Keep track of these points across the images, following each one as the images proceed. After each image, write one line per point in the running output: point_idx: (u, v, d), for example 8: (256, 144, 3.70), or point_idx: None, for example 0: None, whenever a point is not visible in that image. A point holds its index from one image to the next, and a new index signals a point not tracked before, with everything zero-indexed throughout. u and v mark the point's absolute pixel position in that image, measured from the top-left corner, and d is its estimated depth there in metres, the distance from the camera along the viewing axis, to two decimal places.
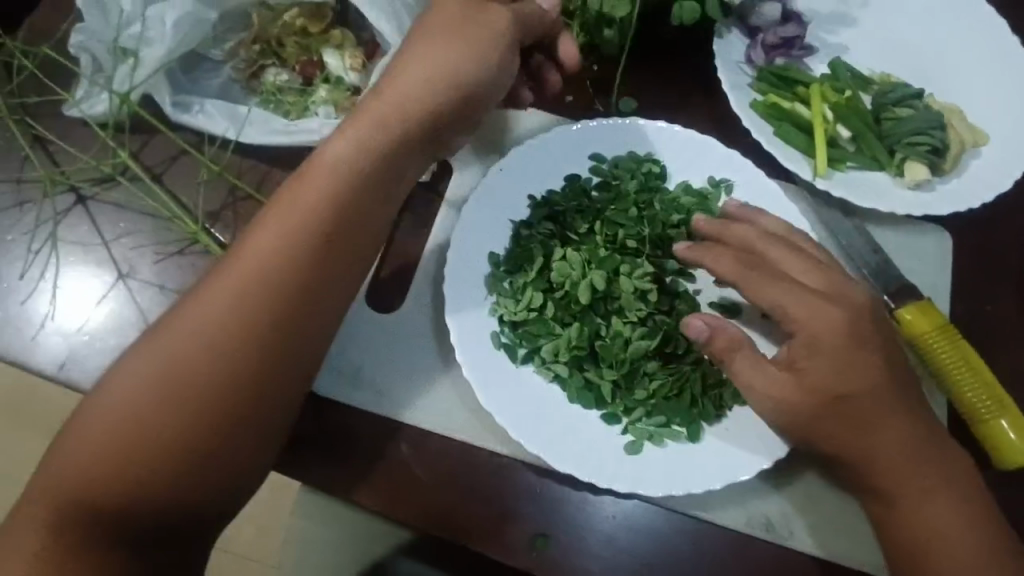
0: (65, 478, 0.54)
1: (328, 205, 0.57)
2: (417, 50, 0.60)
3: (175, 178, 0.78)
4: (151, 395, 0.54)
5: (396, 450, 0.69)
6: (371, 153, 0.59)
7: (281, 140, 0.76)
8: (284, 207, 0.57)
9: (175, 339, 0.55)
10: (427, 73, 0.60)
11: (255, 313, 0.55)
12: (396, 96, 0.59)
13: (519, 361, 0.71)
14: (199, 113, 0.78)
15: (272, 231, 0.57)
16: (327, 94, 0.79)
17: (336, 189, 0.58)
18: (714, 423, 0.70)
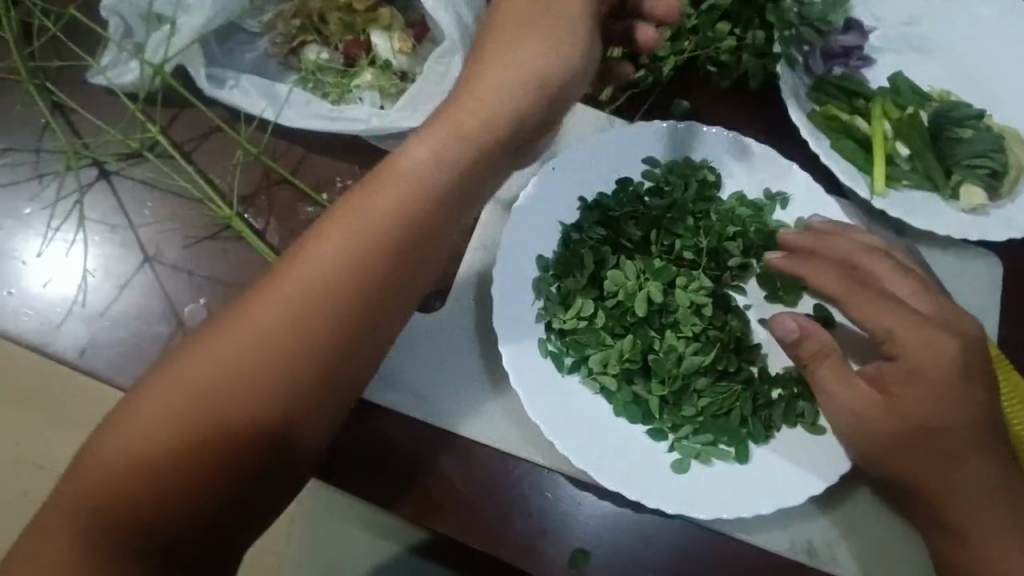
0: (95, 479, 0.49)
1: (398, 211, 0.53)
2: (497, 48, 0.56)
3: (207, 156, 0.73)
4: (190, 399, 0.49)
5: (433, 456, 0.66)
6: (445, 155, 0.54)
7: (322, 125, 0.72)
8: (352, 201, 0.53)
9: (222, 341, 0.50)
10: (508, 73, 0.56)
11: (314, 307, 0.51)
12: (475, 95, 0.55)
13: (565, 371, 0.68)
14: (235, 89, 0.73)
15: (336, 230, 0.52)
16: (372, 77, 0.75)
17: (406, 196, 0.53)
18: (762, 444, 0.67)
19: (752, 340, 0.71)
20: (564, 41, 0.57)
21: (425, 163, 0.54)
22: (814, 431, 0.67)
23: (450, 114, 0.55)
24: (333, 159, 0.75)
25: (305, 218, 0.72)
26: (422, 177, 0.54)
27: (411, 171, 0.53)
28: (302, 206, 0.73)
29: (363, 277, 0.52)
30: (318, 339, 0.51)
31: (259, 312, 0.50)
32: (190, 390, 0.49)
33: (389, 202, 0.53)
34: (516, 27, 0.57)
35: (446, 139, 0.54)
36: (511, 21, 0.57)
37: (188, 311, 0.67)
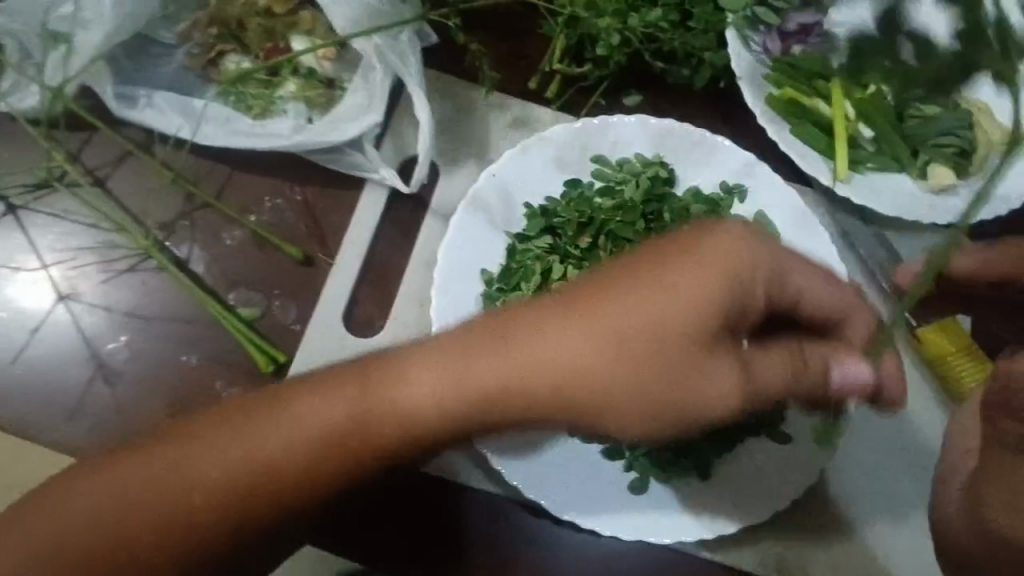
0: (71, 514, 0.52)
1: (382, 440, 0.53)
2: (560, 307, 0.54)
3: (122, 183, 0.68)
4: (164, 487, 0.52)
5: (386, 492, 0.65)
6: (455, 407, 0.53)
7: (244, 143, 0.68)
8: (371, 376, 0.53)
9: (227, 435, 0.53)
10: (573, 350, 0.54)
11: (314, 436, 0.52)
12: (518, 347, 0.53)
13: None
14: (148, 108, 0.68)
15: (346, 394, 0.53)
16: (297, 87, 0.70)
17: (403, 420, 0.53)
18: (724, 459, 0.64)
19: None
20: (605, 368, 0.54)
21: (430, 391, 0.53)
22: (781, 440, 0.63)
23: (478, 354, 0.53)
24: (258, 176, 0.70)
25: (231, 244, 0.68)
26: (413, 418, 0.53)
27: (422, 401, 0.53)
28: (227, 231, 0.68)
29: (352, 458, 0.53)
30: (293, 453, 0.52)
31: (259, 440, 0.52)
32: (165, 477, 0.53)
33: (387, 439, 0.53)
34: (613, 305, 0.54)
35: (451, 381, 0.53)
36: (586, 296, 0.55)
37: (109, 351, 0.64)
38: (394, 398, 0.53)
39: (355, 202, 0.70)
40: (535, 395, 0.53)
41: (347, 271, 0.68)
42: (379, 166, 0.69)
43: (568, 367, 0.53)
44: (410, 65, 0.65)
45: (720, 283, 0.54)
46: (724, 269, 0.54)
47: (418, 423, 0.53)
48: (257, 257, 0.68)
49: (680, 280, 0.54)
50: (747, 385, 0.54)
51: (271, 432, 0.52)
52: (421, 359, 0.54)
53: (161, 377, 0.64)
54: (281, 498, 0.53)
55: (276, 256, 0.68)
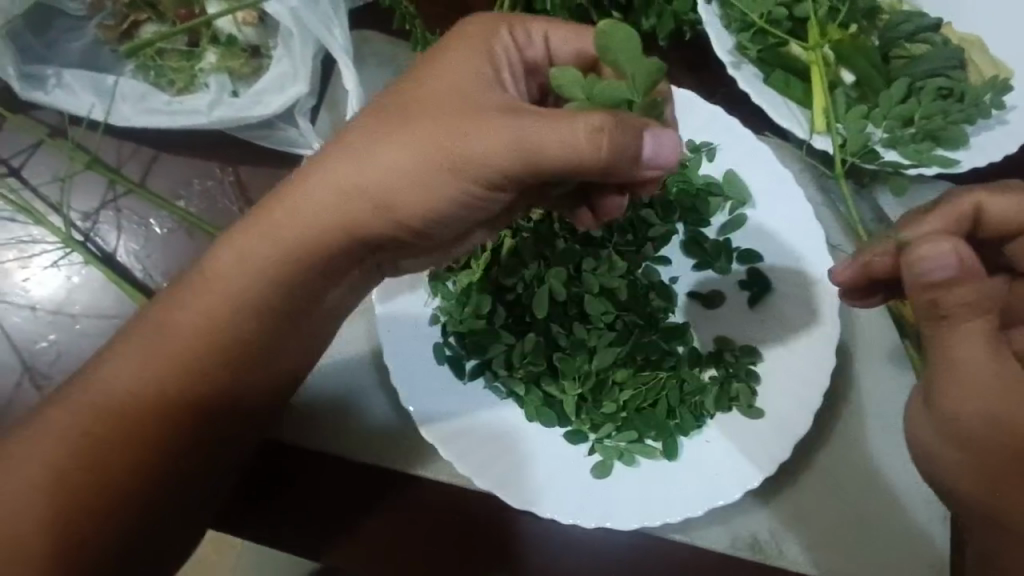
0: None
1: (226, 301, 0.51)
2: (364, 130, 0.49)
3: (40, 172, 0.64)
4: (54, 464, 0.49)
5: (313, 482, 0.61)
6: (264, 261, 0.50)
7: (164, 122, 0.63)
8: (206, 292, 0.51)
9: (71, 412, 0.50)
10: (387, 164, 0.48)
11: (168, 365, 0.51)
12: (294, 195, 0.50)
13: (467, 377, 0.61)
14: (58, 89, 0.63)
15: (196, 305, 0.51)
16: (217, 57, 0.64)
17: (220, 287, 0.51)
18: (694, 436, 0.61)
19: (679, 320, 0.64)
20: (452, 128, 0.46)
21: (233, 258, 0.51)
22: (751, 415, 0.61)
23: (277, 209, 0.50)
24: (183, 158, 0.65)
25: (161, 233, 0.64)
26: (256, 285, 0.51)
27: (234, 267, 0.51)
28: (155, 218, 0.64)
29: (204, 372, 0.52)
30: (138, 395, 0.50)
31: (118, 358, 0.51)
32: (59, 462, 0.49)
33: (231, 319, 0.52)
34: (403, 121, 0.48)
35: (267, 243, 0.50)
36: (382, 117, 0.49)
37: (36, 351, 0.60)
38: (223, 277, 0.51)
39: (291, 182, 0.66)
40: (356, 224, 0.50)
41: None
42: (312, 140, 0.64)
43: (397, 197, 0.48)
44: (332, 28, 0.60)
45: (543, 123, 0.44)
46: (543, 117, 0.44)
47: (237, 288, 0.51)
48: (188, 244, 0.64)
49: (448, 66, 0.49)
50: (530, 152, 0.44)
51: (117, 399, 0.50)
52: (237, 226, 0.52)
53: None
54: (171, 416, 0.51)
55: (208, 245, 0.64)
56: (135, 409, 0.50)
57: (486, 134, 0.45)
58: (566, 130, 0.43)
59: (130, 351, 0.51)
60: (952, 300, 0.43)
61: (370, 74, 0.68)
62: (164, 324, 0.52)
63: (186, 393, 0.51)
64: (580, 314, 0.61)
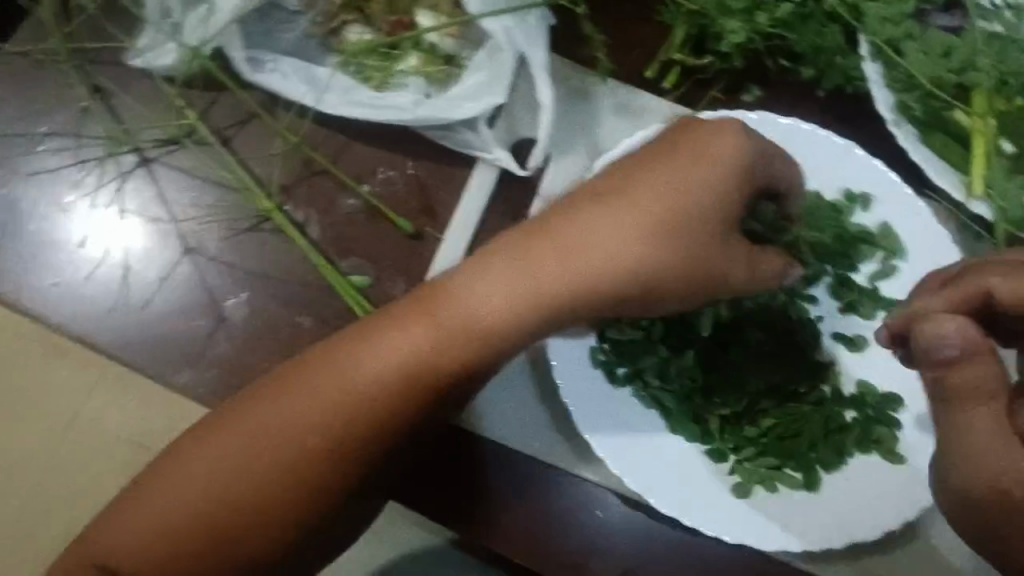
0: (183, 472, 0.54)
1: (457, 343, 0.54)
2: (635, 210, 0.54)
3: (245, 145, 0.70)
4: (262, 453, 0.53)
5: (464, 469, 0.64)
6: (520, 310, 0.54)
7: (366, 113, 0.68)
8: (438, 325, 0.54)
9: (282, 408, 0.54)
10: (647, 252, 0.54)
11: (387, 391, 0.54)
12: (569, 250, 0.53)
13: (618, 384, 0.63)
14: (274, 72, 0.69)
15: (424, 337, 0.54)
16: (418, 62, 0.70)
17: (482, 330, 0.54)
18: (835, 472, 0.62)
19: (824, 358, 0.66)
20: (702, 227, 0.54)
21: (506, 303, 0.54)
22: (893, 459, 0.62)
23: (544, 263, 0.53)
24: (372, 147, 0.71)
25: (348, 212, 0.69)
26: (499, 326, 0.54)
27: (501, 309, 0.54)
28: (343, 200, 0.70)
29: (415, 400, 0.54)
30: (347, 413, 0.54)
31: (355, 372, 0.54)
32: (264, 452, 0.53)
33: (451, 355, 0.54)
34: (665, 205, 0.54)
35: (526, 293, 0.53)
36: (644, 195, 0.54)
37: (230, 306, 0.66)
38: (473, 315, 0.54)
39: (465, 180, 0.70)
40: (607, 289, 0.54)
41: (454, 248, 0.69)
42: (491, 146, 0.69)
43: (646, 278, 0.54)
44: (537, 46, 0.66)
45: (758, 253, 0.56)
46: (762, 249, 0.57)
47: (490, 330, 0.54)
48: (371, 228, 0.69)
49: (708, 148, 0.54)
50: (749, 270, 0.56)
51: (323, 411, 0.54)
52: (488, 276, 0.54)
53: (275, 335, 0.65)
54: (374, 437, 0.54)
55: (388, 228, 0.69)
56: (342, 423, 0.54)
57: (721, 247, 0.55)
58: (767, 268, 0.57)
59: (355, 365, 0.54)
60: (968, 374, 0.46)
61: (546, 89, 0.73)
62: (391, 349, 0.54)
63: (395, 420, 0.54)
64: (738, 339, 0.63)
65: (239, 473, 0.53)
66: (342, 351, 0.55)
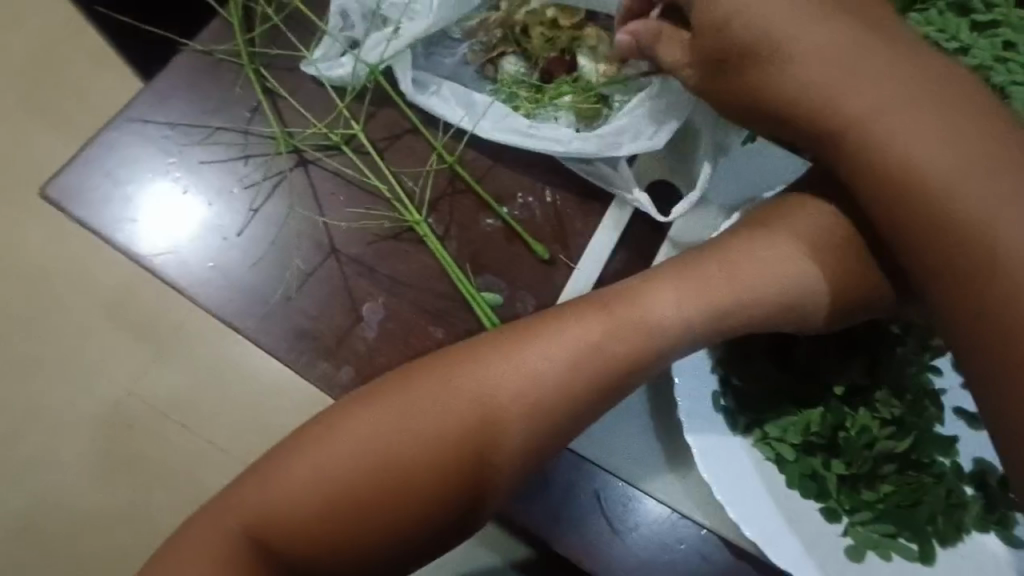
0: (338, 440, 0.55)
1: (628, 336, 0.58)
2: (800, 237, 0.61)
3: (398, 157, 0.74)
4: (432, 423, 0.55)
5: (578, 497, 0.65)
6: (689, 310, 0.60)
7: (518, 140, 0.72)
8: (612, 318, 0.59)
9: (458, 382, 0.56)
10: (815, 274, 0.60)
11: (564, 375, 0.57)
12: (761, 249, 0.61)
13: (738, 431, 0.64)
14: (436, 95, 0.74)
15: (599, 326, 0.58)
16: (572, 98, 0.74)
17: (745, 295, 0.60)
18: (949, 547, 0.62)
19: (946, 433, 0.65)
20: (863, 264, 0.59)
21: (776, 274, 0.61)
22: (1010, 542, 0.62)
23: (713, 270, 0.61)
24: (515, 172, 0.74)
25: (487, 230, 0.73)
26: (662, 324, 0.59)
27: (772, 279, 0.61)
28: (483, 218, 0.73)
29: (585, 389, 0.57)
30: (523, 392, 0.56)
31: (526, 360, 0.57)
32: (434, 422, 0.55)
33: (624, 348, 0.58)
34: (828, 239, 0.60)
35: (692, 295, 0.60)
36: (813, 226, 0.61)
37: (369, 308, 0.69)
38: (641, 310, 0.59)
39: (600, 215, 0.73)
40: (780, 294, 0.60)
41: (583, 278, 0.71)
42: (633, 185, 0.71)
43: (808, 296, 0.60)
44: None
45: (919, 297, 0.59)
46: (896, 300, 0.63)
47: (751, 299, 0.60)
48: (507, 249, 0.72)
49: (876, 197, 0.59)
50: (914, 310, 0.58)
51: (500, 388, 0.56)
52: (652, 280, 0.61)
53: (410, 342, 0.68)
54: (541, 419, 0.57)
55: (523, 250, 0.72)
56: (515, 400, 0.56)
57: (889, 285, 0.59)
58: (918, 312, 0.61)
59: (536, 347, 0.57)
60: None
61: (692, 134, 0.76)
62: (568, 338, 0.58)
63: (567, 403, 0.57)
64: (867, 402, 0.63)
65: (406, 442, 0.55)
66: (522, 333, 0.58)
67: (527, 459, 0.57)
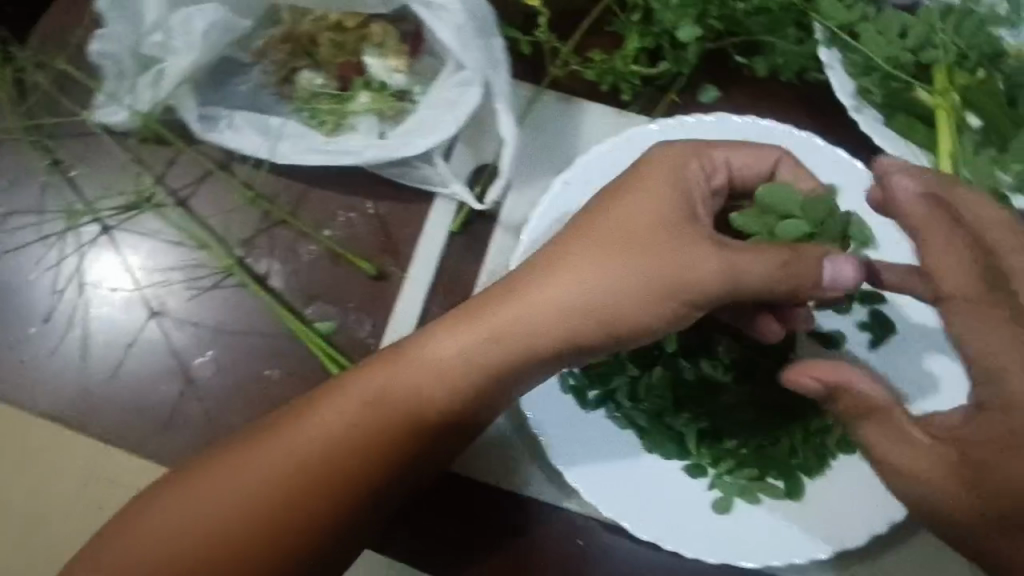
0: (137, 529, 0.53)
1: (429, 376, 0.55)
2: (594, 244, 0.52)
3: (203, 204, 0.70)
4: (236, 500, 0.53)
5: (447, 504, 0.65)
6: (480, 353, 0.54)
7: (318, 160, 0.68)
8: (408, 364, 0.55)
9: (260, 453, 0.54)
10: (615, 282, 0.51)
11: (371, 426, 0.54)
12: (560, 265, 0.52)
13: (589, 406, 0.62)
14: (228, 129, 0.69)
15: (398, 371, 0.55)
16: (369, 100, 0.69)
17: (540, 316, 0.53)
18: (817, 479, 0.60)
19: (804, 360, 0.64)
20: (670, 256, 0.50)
21: (564, 292, 0.52)
22: None
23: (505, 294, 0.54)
24: (330, 192, 0.71)
25: (308, 256, 0.69)
26: (456, 362, 0.54)
27: (578, 295, 0.52)
28: (303, 246, 0.70)
29: (398, 436, 0.54)
30: (326, 451, 0.54)
31: (331, 418, 0.55)
32: (238, 498, 0.53)
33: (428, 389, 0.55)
34: (630, 239, 0.52)
35: (481, 330, 0.54)
36: (605, 232, 0.52)
37: (198, 365, 0.66)
38: (435, 351, 0.55)
39: (424, 217, 0.70)
40: (584, 314, 0.52)
41: (417, 287, 0.68)
42: (449, 181, 0.68)
43: (613, 303, 0.51)
44: (493, 39, 0.63)
45: (749, 251, 0.49)
46: (758, 248, 0.49)
47: (541, 331, 0.53)
48: (333, 273, 0.69)
49: (648, 186, 0.53)
50: (731, 276, 0.49)
51: (303, 453, 0.54)
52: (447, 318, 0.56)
53: (248, 393, 0.65)
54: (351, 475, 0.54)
55: (350, 271, 0.69)
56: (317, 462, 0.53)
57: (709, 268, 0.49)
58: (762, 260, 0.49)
59: (338, 401, 0.55)
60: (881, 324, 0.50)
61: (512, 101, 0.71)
62: (371, 386, 0.55)
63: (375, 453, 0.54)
64: (705, 349, 0.62)
65: (208, 523, 0.52)
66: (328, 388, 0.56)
67: (347, 522, 0.54)
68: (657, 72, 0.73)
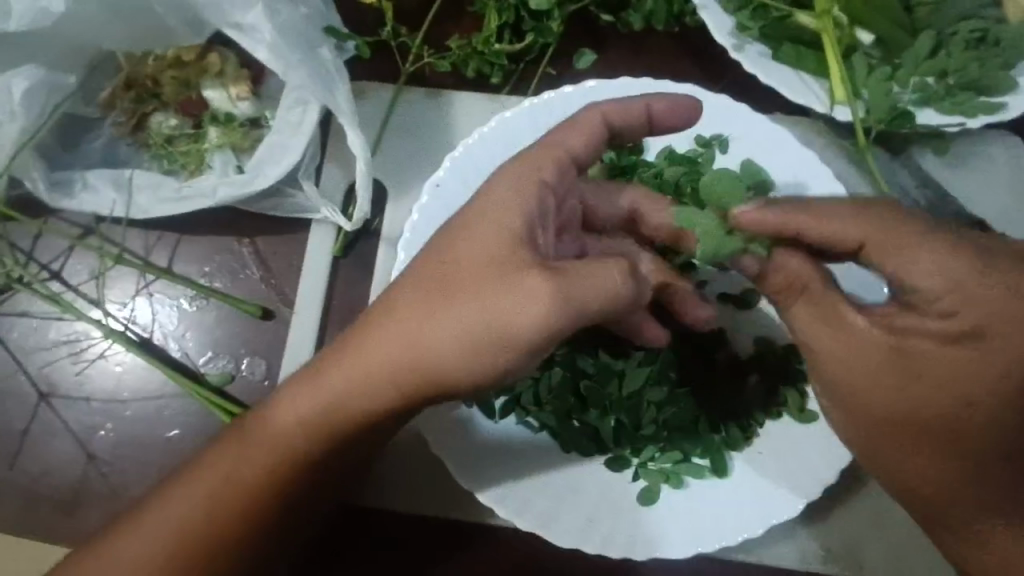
0: None
1: (279, 452, 0.51)
2: (421, 295, 0.49)
3: (76, 273, 0.68)
4: None
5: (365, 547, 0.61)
6: (318, 425, 0.51)
7: (175, 208, 0.65)
8: (255, 441, 0.52)
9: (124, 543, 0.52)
10: (440, 335, 0.48)
11: (232, 504, 0.52)
12: (387, 328, 0.49)
13: (498, 416, 0.58)
14: (82, 191, 0.65)
15: (248, 449, 0.52)
16: (218, 135, 0.66)
17: (373, 383, 0.49)
18: (744, 450, 0.57)
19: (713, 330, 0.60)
20: (494, 294, 0.47)
21: (397, 349, 0.48)
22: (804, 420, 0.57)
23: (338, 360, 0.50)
24: (202, 237, 0.68)
25: (193, 309, 0.67)
26: (302, 435, 0.51)
27: (402, 356, 0.48)
28: (185, 298, 0.67)
29: (257, 511, 0.52)
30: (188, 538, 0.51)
31: (188, 504, 0.52)
32: None
33: (284, 465, 0.52)
34: (455, 282, 0.48)
35: (315, 403, 0.50)
36: (434, 277, 0.49)
37: (98, 439, 0.64)
38: (276, 427, 0.51)
39: (304, 245, 0.67)
40: (420, 374, 0.49)
41: (306, 319, 0.65)
42: (318, 203, 0.64)
43: (444, 357, 0.48)
44: (319, 49, 0.61)
45: (579, 277, 0.46)
46: (591, 265, 0.47)
47: (374, 398, 0.50)
48: (220, 320, 0.66)
49: (479, 218, 0.49)
50: (562, 305, 0.46)
51: (167, 539, 0.51)
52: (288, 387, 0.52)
53: (152, 460, 0.63)
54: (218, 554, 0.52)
55: (236, 315, 0.66)
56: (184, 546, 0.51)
57: (533, 303, 0.46)
58: (602, 273, 0.47)
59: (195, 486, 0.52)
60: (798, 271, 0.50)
61: (368, 109, 0.68)
62: (227, 464, 0.52)
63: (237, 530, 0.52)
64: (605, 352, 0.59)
65: None
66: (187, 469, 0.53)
67: None
68: (521, 45, 0.67)
